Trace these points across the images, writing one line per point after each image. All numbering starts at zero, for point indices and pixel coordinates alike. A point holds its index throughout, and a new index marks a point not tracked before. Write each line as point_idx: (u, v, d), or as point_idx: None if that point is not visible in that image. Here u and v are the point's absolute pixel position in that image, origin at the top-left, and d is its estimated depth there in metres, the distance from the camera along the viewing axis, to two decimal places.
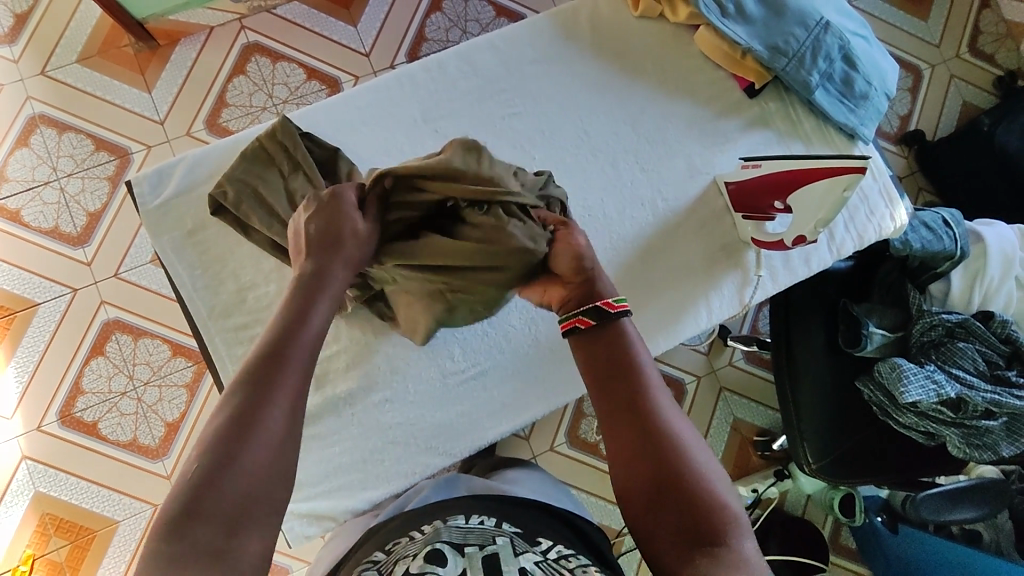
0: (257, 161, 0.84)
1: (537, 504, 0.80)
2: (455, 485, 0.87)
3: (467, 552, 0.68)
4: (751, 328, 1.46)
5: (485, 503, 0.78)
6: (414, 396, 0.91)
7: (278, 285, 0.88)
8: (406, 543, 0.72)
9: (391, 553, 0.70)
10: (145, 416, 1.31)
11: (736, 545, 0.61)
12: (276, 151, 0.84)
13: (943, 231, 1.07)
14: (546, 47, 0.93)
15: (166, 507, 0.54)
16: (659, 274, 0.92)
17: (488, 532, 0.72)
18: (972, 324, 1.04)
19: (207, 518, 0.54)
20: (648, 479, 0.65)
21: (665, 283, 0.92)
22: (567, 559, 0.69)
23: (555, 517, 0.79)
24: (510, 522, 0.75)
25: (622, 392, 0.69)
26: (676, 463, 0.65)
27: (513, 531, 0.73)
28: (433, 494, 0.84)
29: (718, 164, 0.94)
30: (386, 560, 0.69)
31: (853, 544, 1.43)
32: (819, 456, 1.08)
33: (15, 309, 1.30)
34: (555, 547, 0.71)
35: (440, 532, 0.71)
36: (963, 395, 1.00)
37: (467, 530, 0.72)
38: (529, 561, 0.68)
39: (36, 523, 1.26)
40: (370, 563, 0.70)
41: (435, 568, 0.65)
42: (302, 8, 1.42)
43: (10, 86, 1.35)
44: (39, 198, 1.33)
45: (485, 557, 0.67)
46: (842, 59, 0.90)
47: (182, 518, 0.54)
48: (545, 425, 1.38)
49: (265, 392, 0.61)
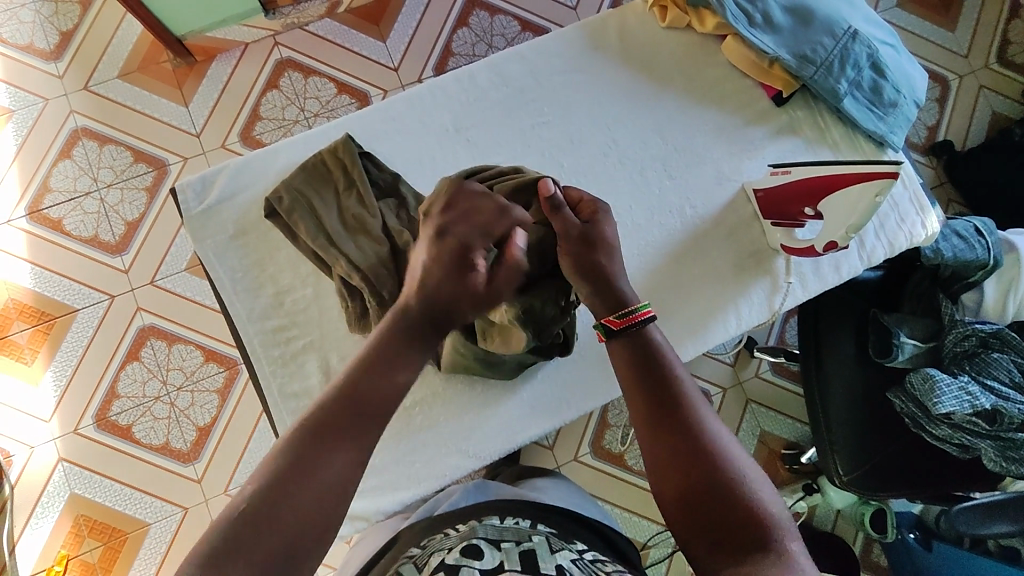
0: (317, 175, 0.87)
1: (569, 512, 0.79)
2: (486, 489, 0.86)
3: (504, 548, 0.68)
4: (778, 339, 1.45)
5: (523, 507, 0.79)
6: (447, 398, 0.92)
7: (314, 289, 0.90)
8: (441, 539, 0.73)
9: (427, 547, 0.71)
10: (177, 421, 1.33)
11: (784, 548, 0.59)
12: (336, 168, 0.87)
13: (975, 239, 1.06)
14: (574, 58, 0.95)
15: (223, 525, 0.58)
16: (684, 284, 0.92)
17: (522, 531, 0.72)
18: (1006, 334, 1.03)
19: (246, 557, 0.57)
20: (683, 482, 0.64)
21: (692, 292, 0.92)
22: (602, 563, 0.69)
23: (580, 523, 0.79)
24: (544, 524, 0.76)
25: (648, 395, 0.69)
26: (711, 466, 0.64)
27: (549, 532, 0.74)
28: (465, 497, 0.84)
29: (745, 171, 0.94)
30: (421, 554, 0.70)
31: (885, 561, 1.41)
32: (849, 468, 1.07)
33: (56, 315, 1.35)
34: (590, 552, 0.71)
35: (476, 529, 0.72)
36: (999, 407, 0.99)
37: (502, 529, 0.73)
38: (567, 559, 0.67)
39: (71, 525, 1.29)
40: (407, 558, 0.70)
41: (471, 561, 0.65)
42: (334, 25, 1.46)
43: (54, 101, 1.40)
44: (80, 208, 1.38)
45: (522, 552, 0.67)
46: (870, 67, 0.91)
47: (229, 544, 0.57)
48: (570, 435, 1.38)
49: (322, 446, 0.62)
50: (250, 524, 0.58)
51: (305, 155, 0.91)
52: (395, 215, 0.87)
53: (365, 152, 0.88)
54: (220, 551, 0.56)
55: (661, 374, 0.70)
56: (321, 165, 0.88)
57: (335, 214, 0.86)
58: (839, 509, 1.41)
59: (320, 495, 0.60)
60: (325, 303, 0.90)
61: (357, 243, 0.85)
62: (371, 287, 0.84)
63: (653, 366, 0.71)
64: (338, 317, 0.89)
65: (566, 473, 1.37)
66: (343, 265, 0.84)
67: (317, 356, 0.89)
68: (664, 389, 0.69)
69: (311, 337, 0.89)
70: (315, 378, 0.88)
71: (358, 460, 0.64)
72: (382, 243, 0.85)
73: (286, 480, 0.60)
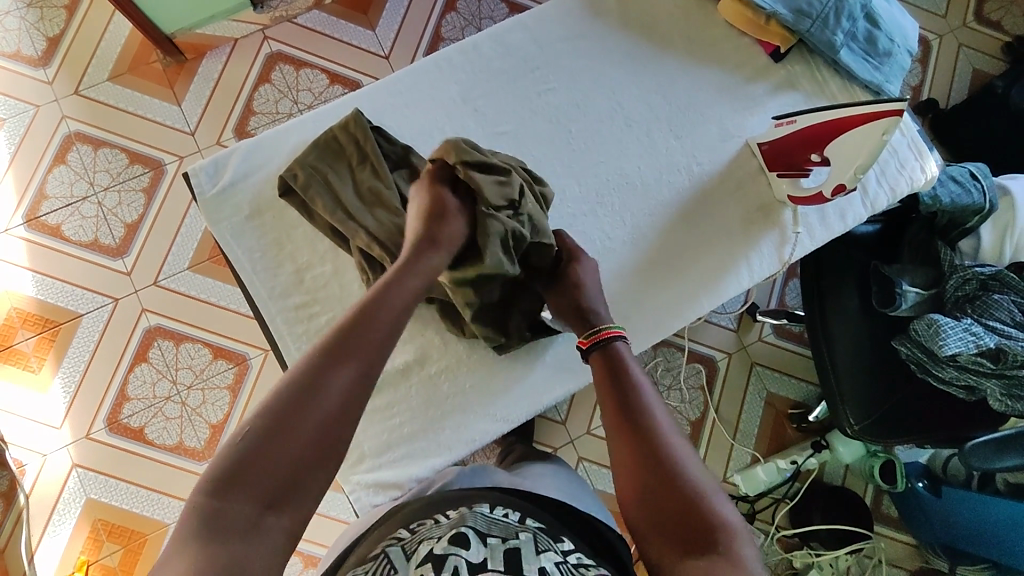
0: (331, 151, 0.87)
1: (564, 504, 0.82)
2: (480, 475, 0.88)
3: (490, 543, 0.69)
4: (779, 302, 1.47)
5: (512, 497, 0.80)
6: (472, 364, 0.93)
7: (333, 265, 0.90)
8: (431, 525, 0.74)
9: (416, 532, 0.73)
10: (190, 419, 1.33)
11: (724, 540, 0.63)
12: (349, 143, 0.87)
13: (971, 184, 1.09)
14: (574, 25, 0.96)
15: (230, 451, 0.60)
16: (628, 300, 0.92)
17: (511, 526, 0.72)
18: (1006, 275, 1.05)
19: (252, 482, 0.59)
20: (639, 478, 0.69)
21: (633, 313, 0.91)
22: (586, 568, 0.69)
23: (571, 518, 0.80)
24: (533, 518, 0.76)
25: (616, 400, 0.76)
26: (664, 469, 0.69)
27: (537, 527, 0.74)
28: (458, 480, 0.86)
29: (750, 127, 0.96)
30: (410, 538, 0.72)
31: (896, 512, 1.44)
32: (860, 418, 1.10)
33: (61, 321, 1.34)
34: (575, 551, 0.72)
35: (466, 517, 0.73)
36: (1003, 345, 1.01)
37: (492, 520, 0.73)
38: (550, 560, 0.68)
39: (89, 530, 1.28)
40: (395, 540, 0.72)
41: (459, 550, 0.67)
42: (322, 16, 1.46)
43: (45, 107, 1.39)
44: (78, 213, 1.37)
45: (507, 549, 0.68)
46: (864, 18, 0.93)
47: (234, 472, 0.59)
48: (582, 408, 1.40)
49: (327, 372, 0.65)
50: (258, 445, 0.60)
51: (317, 132, 0.91)
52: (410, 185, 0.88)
53: (376, 126, 0.88)
54: (225, 479, 0.58)
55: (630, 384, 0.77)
56: (333, 141, 0.87)
57: (351, 188, 0.86)
58: (847, 465, 1.43)
59: (324, 422, 0.63)
60: (345, 278, 0.90)
61: (377, 216, 0.85)
62: (393, 258, 0.84)
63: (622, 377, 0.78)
64: (359, 291, 0.90)
65: (579, 447, 1.39)
66: (363, 238, 0.84)
67: None
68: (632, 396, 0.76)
69: (333, 313, 0.89)
70: None
71: (358, 389, 0.66)
72: (400, 213, 0.85)
73: (291, 408, 0.62)
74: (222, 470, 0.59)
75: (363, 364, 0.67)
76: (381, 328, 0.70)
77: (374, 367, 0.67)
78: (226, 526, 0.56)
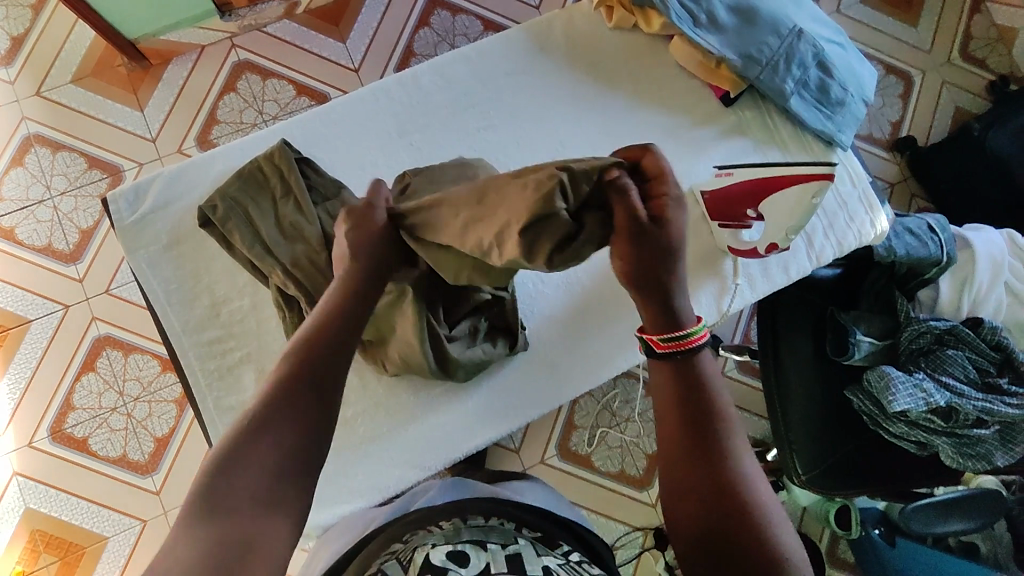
0: (253, 182, 0.87)
1: (538, 508, 0.76)
2: (460, 488, 0.84)
3: (490, 549, 0.67)
4: (743, 337, 1.45)
5: (502, 503, 0.76)
6: (391, 407, 0.92)
7: (251, 299, 0.90)
8: (425, 535, 0.70)
9: (410, 542, 0.69)
10: (135, 432, 1.31)
11: None
12: (272, 174, 0.87)
13: (928, 237, 1.06)
14: (520, 60, 0.96)
15: (216, 451, 0.57)
16: (559, 347, 0.95)
17: (508, 532, 0.71)
18: (960, 330, 1.03)
19: (244, 478, 0.56)
20: (706, 517, 0.60)
21: (563, 361, 0.95)
22: (588, 565, 0.68)
23: (559, 524, 0.75)
24: (531, 525, 0.73)
25: (688, 414, 0.64)
26: (737, 502, 0.60)
27: (535, 534, 0.72)
28: (439, 496, 0.82)
29: (693, 173, 0.96)
30: (404, 548, 0.68)
31: (851, 557, 1.41)
32: (809, 467, 1.05)
33: (8, 326, 1.32)
34: (574, 551, 0.71)
35: (461, 530, 0.70)
36: (953, 403, 0.99)
37: (488, 529, 0.71)
38: (553, 561, 0.67)
39: (26, 540, 1.26)
40: (389, 554, 0.67)
41: (456, 566, 0.64)
42: (292, 26, 1.44)
43: (5, 107, 1.37)
44: (32, 217, 1.35)
45: (508, 555, 0.66)
46: (816, 66, 0.93)
47: (224, 466, 0.56)
48: (536, 437, 1.36)
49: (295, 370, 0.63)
50: (239, 449, 0.57)
51: (243, 161, 0.91)
52: (333, 218, 0.87)
53: (302, 157, 0.88)
54: (213, 476, 0.55)
55: (699, 392, 0.65)
56: (257, 172, 0.88)
57: (272, 221, 0.86)
58: (805, 508, 1.40)
59: (304, 415, 0.61)
60: (263, 313, 0.89)
61: (293, 252, 0.85)
62: (309, 295, 0.84)
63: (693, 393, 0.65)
64: (276, 327, 0.89)
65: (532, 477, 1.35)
66: (279, 274, 0.84)
67: (254, 368, 0.88)
68: (700, 406, 0.64)
69: (249, 349, 0.88)
70: (252, 390, 0.88)
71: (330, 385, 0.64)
72: (321, 250, 0.85)
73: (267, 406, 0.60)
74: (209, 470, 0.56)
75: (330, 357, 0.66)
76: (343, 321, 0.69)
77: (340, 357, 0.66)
78: (228, 509, 0.54)
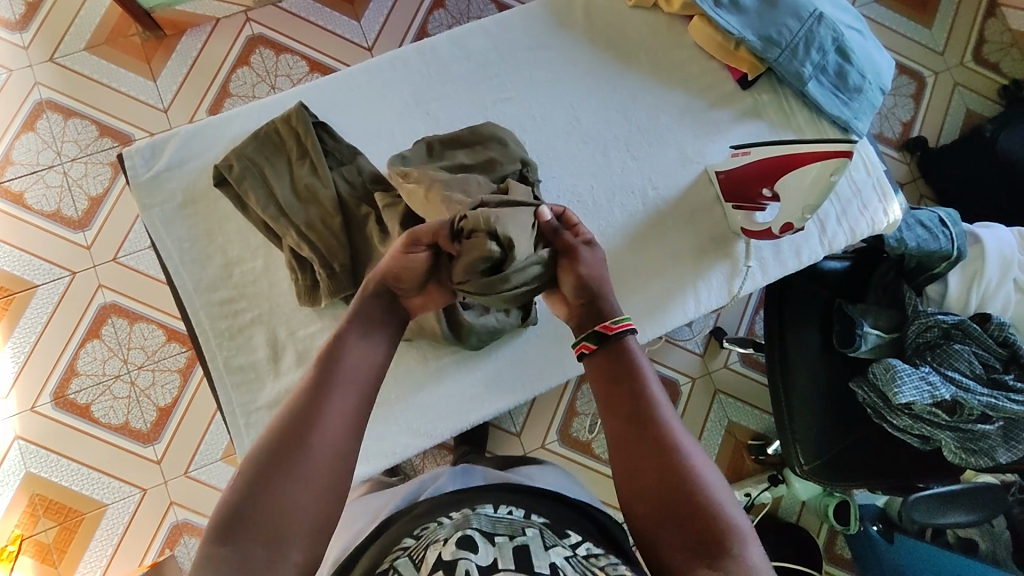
0: (270, 143, 0.87)
1: (551, 492, 0.76)
2: (471, 473, 0.86)
3: (497, 541, 0.65)
4: (747, 330, 1.46)
5: (510, 493, 0.75)
6: (400, 375, 0.92)
7: (264, 261, 0.89)
8: (435, 528, 0.68)
9: (422, 537, 0.67)
10: (138, 400, 1.31)
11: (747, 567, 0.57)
12: (288, 136, 0.87)
13: (939, 230, 1.05)
14: (538, 35, 0.96)
15: (222, 506, 0.56)
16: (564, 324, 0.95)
17: (516, 522, 0.68)
18: (968, 325, 1.02)
19: (250, 529, 0.55)
20: (652, 499, 0.61)
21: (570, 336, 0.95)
22: (596, 557, 0.66)
23: (566, 504, 0.75)
24: (538, 513, 0.72)
25: (622, 406, 0.66)
26: (677, 481, 0.61)
27: (543, 522, 0.70)
28: (450, 482, 0.83)
29: (708, 153, 0.96)
30: (416, 545, 0.66)
31: (849, 554, 1.41)
32: (811, 457, 1.05)
33: (14, 290, 1.32)
34: (584, 543, 0.68)
35: (471, 518, 0.68)
36: (958, 397, 0.98)
37: (496, 519, 0.69)
38: (561, 555, 0.64)
39: (26, 504, 1.26)
40: (402, 549, 0.66)
41: (468, 553, 0.62)
42: (307, 3, 1.44)
43: (18, 72, 1.37)
44: (42, 181, 1.35)
45: (516, 547, 0.64)
46: (835, 51, 0.93)
47: (232, 520, 0.55)
48: (537, 421, 1.36)
49: (309, 415, 0.61)
50: (247, 501, 0.56)
51: (259, 124, 0.91)
52: (348, 182, 0.88)
53: (319, 121, 0.88)
54: (223, 528, 0.55)
55: (633, 382, 0.67)
56: (273, 133, 0.88)
57: (288, 183, 0.86)
58: (804, 502, 1.40)
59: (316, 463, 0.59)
60: (275, 276, 0.89)
61: (309, 215, 0.85)
62: (322, 257, 0.85)
63: (626, 384, 0.67)
64: (287, 291, 0.89)
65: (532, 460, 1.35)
66: (294, 237, 0.85)
67: (264, 330, 0.88)
68: (633, 396, 0.66)
69: (259, 311, 0.88)
70: (262, 352, 0.88)
71: (350, 430, 0.62)
72: (335, 214, 0.86)
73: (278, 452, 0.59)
74: (222, 517, 0.56)
75: (349, 401, 0.63)
76: (363, 362, 0.66)
77: (359, 401, 0.64)
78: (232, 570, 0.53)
